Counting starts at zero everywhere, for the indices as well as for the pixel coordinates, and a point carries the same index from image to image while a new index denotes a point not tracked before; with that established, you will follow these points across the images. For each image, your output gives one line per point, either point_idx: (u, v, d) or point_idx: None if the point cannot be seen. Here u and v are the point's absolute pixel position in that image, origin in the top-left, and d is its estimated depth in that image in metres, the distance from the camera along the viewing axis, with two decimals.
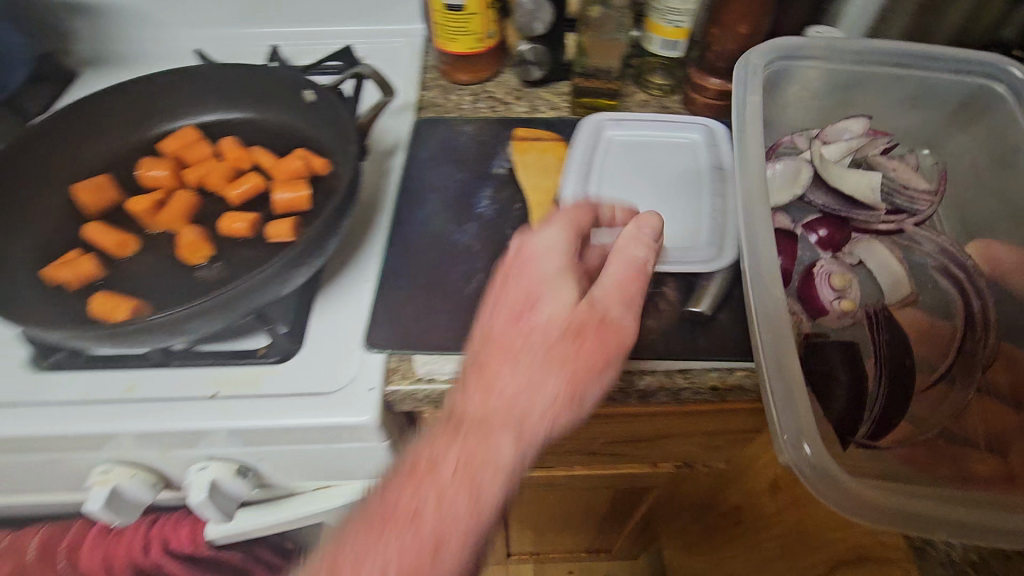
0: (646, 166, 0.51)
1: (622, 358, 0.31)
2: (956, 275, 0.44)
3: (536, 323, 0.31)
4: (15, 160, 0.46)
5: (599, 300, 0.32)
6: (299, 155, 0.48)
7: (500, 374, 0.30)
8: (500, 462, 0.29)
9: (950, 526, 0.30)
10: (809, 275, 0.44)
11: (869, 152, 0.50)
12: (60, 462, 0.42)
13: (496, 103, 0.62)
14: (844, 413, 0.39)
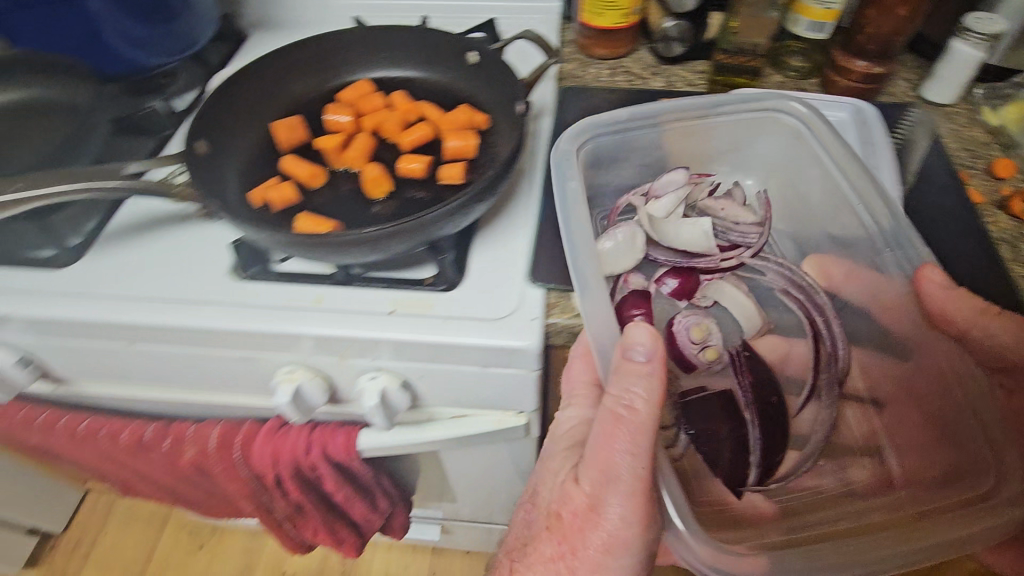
0: (791, 140, 0.53)
1: (596, 538, 0.39)
2: (797, 297, 0.49)
3: (566, 504, 0.41)
4: (226, 97, 0.52)
5: (604, 471, 0.38)
6: (468, 111, 0.53)
7: (557, 553, 0.41)
8: None
9: (873, 569, 0.36)
10: (670, 332, 0.47)
11: (700, 202, 0.51)
12: (255, 361, 0.48)
13: (633, 78, 0.64)
14: (733, 460, 0.44)
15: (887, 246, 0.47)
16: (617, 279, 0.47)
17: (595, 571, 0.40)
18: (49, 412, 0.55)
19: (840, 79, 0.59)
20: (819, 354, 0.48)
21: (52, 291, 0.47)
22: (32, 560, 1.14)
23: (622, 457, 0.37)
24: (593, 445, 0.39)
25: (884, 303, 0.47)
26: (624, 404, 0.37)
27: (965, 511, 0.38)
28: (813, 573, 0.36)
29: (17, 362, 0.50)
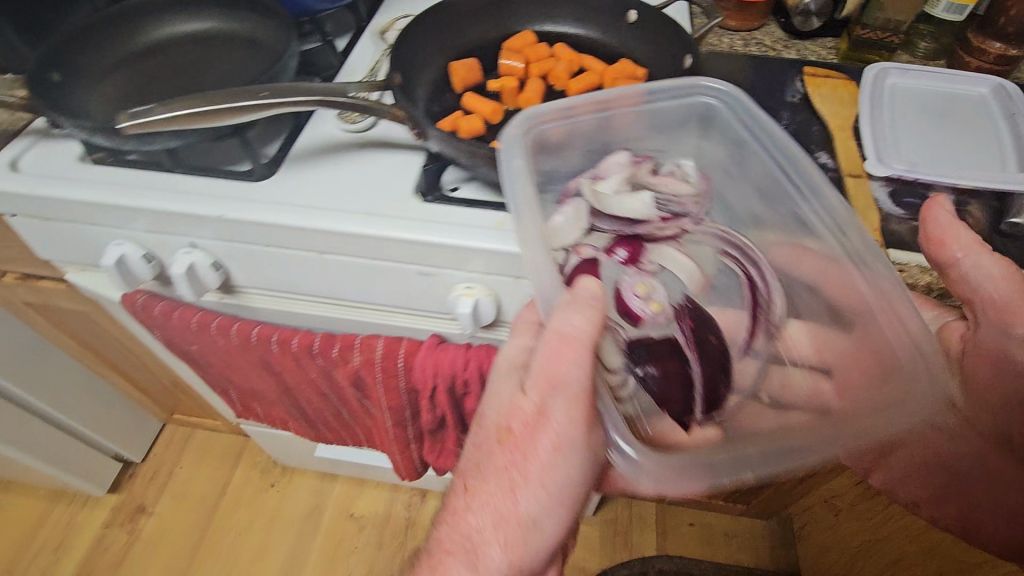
0: (936, 109, 0.56)
1: (552, 447, 0.40)
2: (733, 257, 0.49)
3: (516, 415, 0.41)
4: (408, 37, 0.56)
5: (552, 379, 0.39)
6: (630, 64, 0.56)
7: (508, 463, 0.41)
8: (483, 535, 0.42)
9: (811, 455, 0.37)
10: (615, 296, 0.46)
11: (643, 176, 0.49)
12: (434, 277, 0.52)
13: (766, 48, 0.66)
14: (678, 403, 0.44)
15: (805, 201, 0.46)
16: (569, 250, 0.46)
17: (547, 472, 0.40)
18: (221, 318, 0.60)
19: (973, 60, 0.62)
20: (753, 308, 0.48)
21: (256, 200, 0.52)
22: (115, 484, 1.20)
23: (570, 369, 0.39)
24: (539, 361, 0.40)
25: (810, 256, 0.47)
26: (565, 324, 0.38)
27: (893, 398, 0.39)
28: (742, 467, 0.37)
29: (212, 265, 0.55)
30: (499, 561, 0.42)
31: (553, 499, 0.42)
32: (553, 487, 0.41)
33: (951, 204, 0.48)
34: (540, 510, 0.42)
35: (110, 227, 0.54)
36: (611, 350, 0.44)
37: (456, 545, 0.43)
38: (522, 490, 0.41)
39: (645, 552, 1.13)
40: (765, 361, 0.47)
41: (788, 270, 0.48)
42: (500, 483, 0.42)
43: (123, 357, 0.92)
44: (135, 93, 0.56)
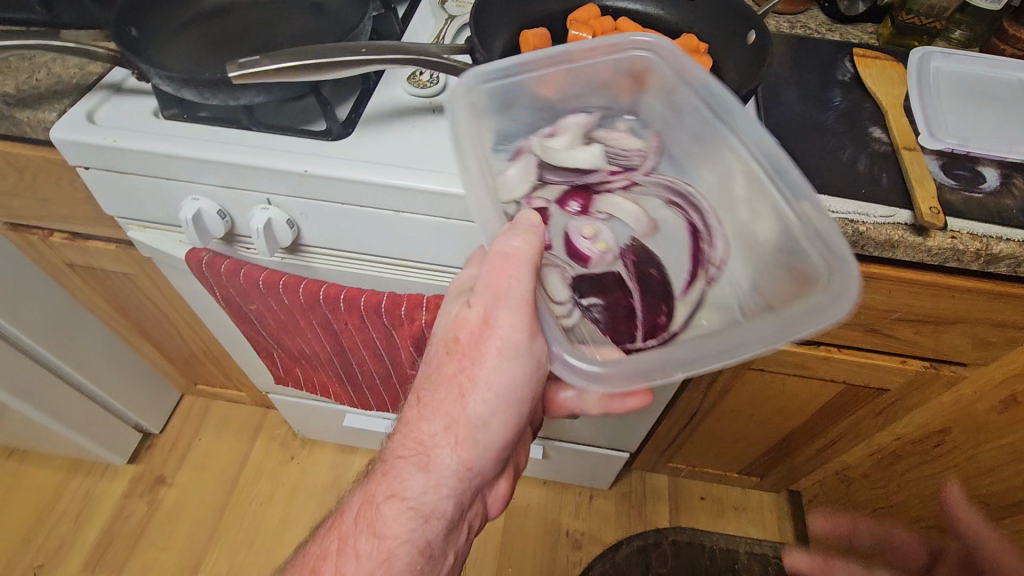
0: (976, 91, 0.59)
1: (494, 355, 0.42)
2: (678, 198, 0.47)
3: (462, 327, 0.43)
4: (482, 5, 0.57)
5: (495, 291, 0.41)
6: (694, 39, 0.58)
7: (456, 369, 0.44)
8: (427, 436, 0.45)
9: (721, 353, 0.38)
10: (564, 238, 0.47)
11: (598, 132, 0.49)
12: None
13: (812, 31, 0.69)
14: (621, 321, 0.45)
15: (731, 131, 0.45)
16: (522, 198, 0.47)
17: (492, 376, 0.43)
18: (288, 277, 0.61)
19: (1007, 48, 0.65)
20: (696, 258, 0.45)
21: (337, 157, 0.52)
22: (134, 455, 1.19)
23: (512, 280, 0.41)
24: (483, 276, 0.42)
25: (746, 185, 0.45)
26: (505, 245, 0.40)
27: (814, 301, 0.39)
28: (669, 366, 0.38)
29: (287, 222, 0.56)
30: (450, 461, 0.45)
31: (499, 404, 0.44)
32: (494, 395, 0.43)
33: (998, 177, 0.52)
34: (484, 415, 0.44)
35: (186, 181, 0.55)
36: (557, 286, 0.46)
37: (408, 450, 0.46)
38: (470, 392, 0.43)
39: (658, 524, 1.16)
40: (701, 299, 0.44)
41: (728, 200, 0.46)
42: (448, 390, 0.44)
43: (156, 323, 0.92)
44: (208, 51, 0.57)
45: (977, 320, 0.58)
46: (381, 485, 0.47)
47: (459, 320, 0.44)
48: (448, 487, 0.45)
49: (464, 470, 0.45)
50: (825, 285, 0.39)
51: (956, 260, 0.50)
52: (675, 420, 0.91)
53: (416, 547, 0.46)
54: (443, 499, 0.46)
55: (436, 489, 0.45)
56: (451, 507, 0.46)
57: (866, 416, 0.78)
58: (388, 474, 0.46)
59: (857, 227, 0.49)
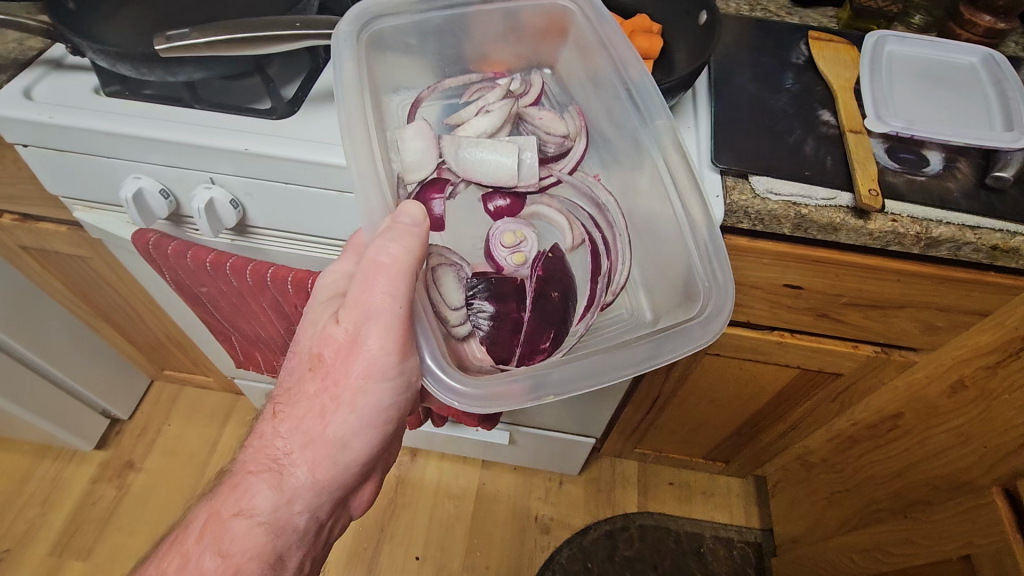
0: (929, 75, 0.59)
1: (360, 377, 0.46)
2: (594, 198, 0.51)
3: (327, 343, 0.46)
4: None
5: (366, 309, 0.43)
6: (646, 18, 0.57)
7: (320, 387, 0.47)
8: (278, 454, 0.48)
9: (597, 375, 0.44)
10: (484, 241, 0.50)
11: (525, 111, 0.53)
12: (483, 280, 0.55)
13: (771, 13, 0.68)
14: (509, 336, 0.47)
15: (661, 161, 0.49)
16: (432, 171, 0.49)
17: (357, 396, 0.46)
18: (235, 259, 0.60)
19: (964, 32, 0.65)
20: (595, 266, 0.50)
21: (280, 135, 0.51)
22: (102, 440, 1.19)
23: (385, 295, 0.43)
24: (356, 289, 0.44)
25: (653, 181, 0.50)
26: (382, 253, 0.42)
27: (685, 322, 0.46)
28: (543, 389, 0.43)
29: (231, 202, 0.55)
30: (304, 481, 0.48)
31: (361, 425, 0.48)
32: (361, 410, 0.47)
33: (942, 160, 0.52)
34: (346, 433, 0.48)
35: (124, 158, 0.53)
36: (454, 290, 0.48)
37: (261, 465, 0.48)
38: (333, 412, 0.47)
39: (627, 509, 1.17)
40: (590, 301, 0.49)
41: (641, 215, 0.51)
42: (311, 412, 0.47)
43: (116, 307, 0.91)
44: (150, 25, 0.55)
45: (922, 304, 0.59)
46: (230, 501, 0.48)
47: (326, 335, 0.46)
48: (301, 504, 0.48)
49: (323, 487, 0.49)
50: (705, 312, 0.45)
51: (898, 242, 0.50)
52: (639, 405, 0.91)
53: (262, 558, 0.47)
54: (297, 514, 0.48)
55: (289, 505, 0.48)
56: (305, 521, 0.49)
57: (821, 400, 0.80)
58: (237, 489, 0.48)
59: (799, 210, 0.50)
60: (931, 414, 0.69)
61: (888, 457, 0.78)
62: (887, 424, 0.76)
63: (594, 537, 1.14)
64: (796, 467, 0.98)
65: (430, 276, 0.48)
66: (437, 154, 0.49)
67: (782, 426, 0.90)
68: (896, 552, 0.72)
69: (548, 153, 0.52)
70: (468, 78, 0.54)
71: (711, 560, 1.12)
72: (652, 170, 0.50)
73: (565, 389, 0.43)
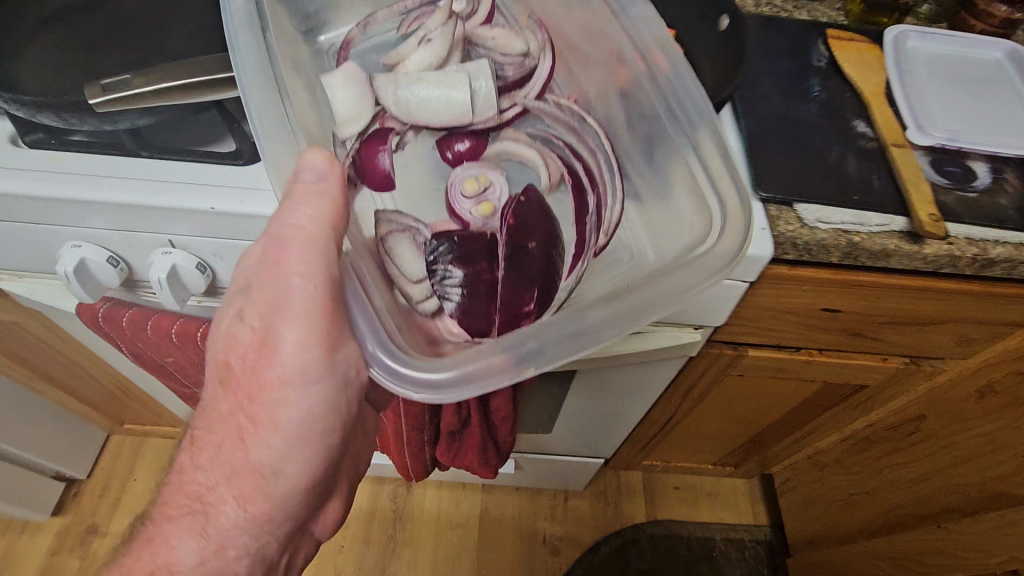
0: (956, 74, 0.55)
1: (280, 382, 0.40)
2: (571, 122, 0.47)
3: (233, 350, 0.40)
4: None
5: (277, 297, 0.38)
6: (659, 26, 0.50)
7: (233, 408, 0.41)
8: (194, 500, 0.42)
9: (589, 336, 0.37)
10: (444, 199, 0.46)
11: (471, 36, 0.48)
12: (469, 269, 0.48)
13: (779, 8, 0.62)
14: (483, 305, 0.40)
15: (655, 83, 0.46)
16: (373, 121, 0.45)
17: (276, 408, 0.40)
18: (206, 326, 0.52)
19: (978, 24, 0.62)
20: (579, 208, 0.45)
21: (254, 187, 0.43)
22: (58, 505, 1.07)
23: (300, 275, 0.37)
24: (268, 273, 0.39)
25: (631, 100, 0.47)
26: (291, 221, 0.37)
27: (705, 261, 0.40)
28: (529, 360, 0.36)
29: (198, 266, 0.46)
30: (234, 518, 0.42)
31: (289, 442, 0.41)
32: (284, 420, 0.41)
33: (989, 172, 0.48)
34: (274, 450, 0.41)
35: (61, 225, 0.44)
36: (411, 259, 0.42)
37: (182, 507, 0.42)
38: (251, 435, 0.41)
39: (636, 519, 1.14)
40: (579, 252, 0.43)
41: (630, 144, 0.48)
42: (224, 441, 0.41)
43: (64, 367, 0.80)
44: (72, 57, 0.46)
45: (960, 318, 0.56)
46: (146, 558, 0.42)
47: (232, 341, 0.41)
48: (233, 548, 0.43)
49: (261, 523, 0.43)
50: (723, 245, 0.40)
51: (951, 264, 0.46)
52: (652, 425, 0.87)
53: None
54: (232, 561, 0.43)
55: (218, 553, 0.42)
56: (244, 569, 0.43)
57: (834, 408, 0.78)
58: (157, 542, 0.42)
59: (852, 238, 0.45)
60: (956, 419, 0.68)
61: (912, 464, 0.76)
62: (911, 432, 0.75)
63: (606, 553, 1.11)
64: (807, 467, 0.97)
65: (381, 248, 0.43)
66: (373, 101, 0.45)
67: (795, 432, 0.88)
68: (933, 562, 0.71)
69: (509, 79, 0.48)
70: (403, 9, 0.50)
71: (724, 564, 1.11)
72: (632, 85, 0.47)
73: (555, 355, 0.37)
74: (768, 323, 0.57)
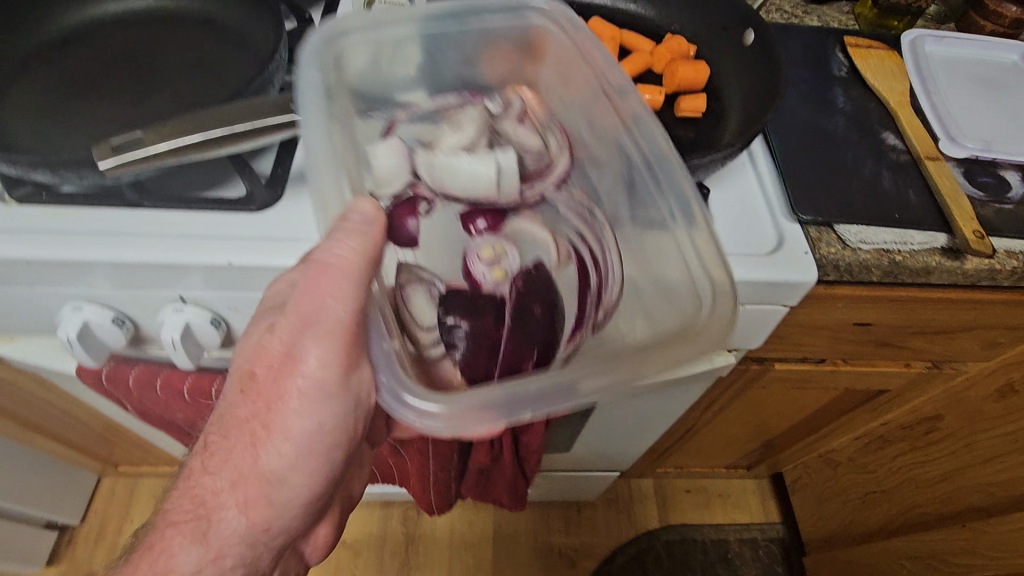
0: (977, 79, 0.55)
1: (301, 396, 0.36)
2: (580, 214, 0.43)
3: (258, 359, 0.36)
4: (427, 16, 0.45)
5: (307, 315, 0.35)
6: (681, 41, 0.49)
7: (249, 413, 0.36)
8: (194, 503, 0.36)
9: (589, 376, 0.34)
10: (460, 261, 0.41)
11: (502, 126, 0.44)
12: None
13: (789, 14, 0.61)
14: (486, 360, 0.38)
15: (656, 183, 0.40)
16: (406, 188, 0.41)
17: (292, 420, 0.36)
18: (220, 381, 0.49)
19: (987, 23, 0.61)
20: (581, 296, 0.41)
21: (274, 237, 0.40)
22: (53, 554, 1.02)
23: (337, 293, 0.34)
24: (299, 290, 0.35)
25: (639, 201, 0.41)
26: (330, 253, 0.34)
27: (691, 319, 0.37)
28: (517, 408, 0.33)
29: (212, 321, 0.43)
30: (235, 527, 0.36)
31: (300, 455, 0.37)
32: (295, 438, 0.36)
33: (1023, 181, 0.48)
34: (281, 468, 0.37)
35: (62, 285, 0.40)
36: (427, 309, 0.40)
37: (184, 511, 0.36)
38: (264, 444, 0.36)
39: (650, 526, 1.13)
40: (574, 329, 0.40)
41: (636, 235, 0.41)
42: (229, 457, 0.36)
43: (55, 417, 0.75)
44: (60, 100, 0.42)
45: (988, 325, 0.55)
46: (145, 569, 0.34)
47: (253, 353, 0.36)
48: (231, 559, 0.36)
49: (259, 532, 0.37)
50: (716, 310, 0.36)
51: (993, 277, 0.45)
52: (670, 435, 0.86)
53: None
54: (228, 573, 0.36)
55: (215, 564, 0.36)
56: None
57: (853, 410, 0.78)
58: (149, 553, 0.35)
59: (893, 257, 0.44)
60: (976, 419, 0.68)
61: (933, 464, 0.76)
62: (929, 434, 0.75)
63: (622, 562, 1.10)
64: (819, 466, 0.97)
65: (399, 296, 0.39)
66: (410, 172, 0.41)
67: (810, 432, 0.88)
68: (959, 562, 0.72)
69: (528, 168, 0.43)
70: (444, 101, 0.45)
71: (740, 565, 1.11)
72: (639, 187, 0.41)
73: (561, 400, 0.33)
74: (800, 339, 0.56)
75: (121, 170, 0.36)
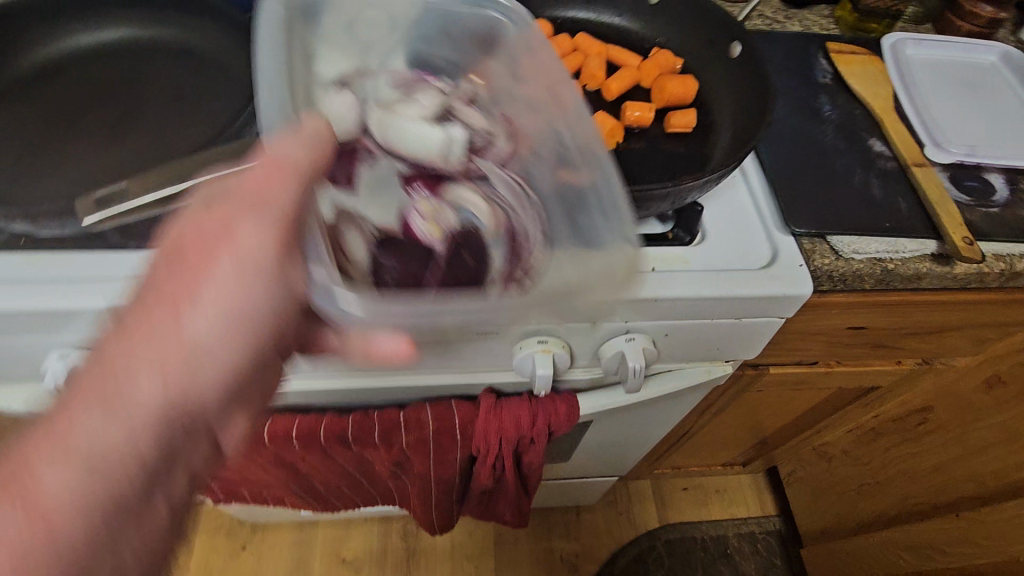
0: (958, 81, 0.56)
1: (237, 276, 0.31)
2: (511, 190, 0.40)
3: (193, 231, 0.30)
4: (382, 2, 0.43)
5: (258, 199, 0.31)
6: (668, 56, 0.50)
7: (177, 281, 0.30)
8: (83, 408, 0.27)
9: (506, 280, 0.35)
10: (399, 216, 0.37)
11: (456, 105, 0.41)
12: (500, 336, 0.43)
13: (771, 20, 0.61)
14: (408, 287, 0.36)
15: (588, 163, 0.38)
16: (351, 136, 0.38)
17: (226, 293, 0.31)
18: None
19: (964, 23, 0.62)
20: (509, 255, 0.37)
21: None
22: None
23: (289, 189, 0.31)
24: (250, 173, 0.31)
25: (571, 175, 0.39)
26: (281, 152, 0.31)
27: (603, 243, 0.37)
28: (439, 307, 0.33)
29: None
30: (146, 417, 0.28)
31: (224, 349, 0.31)
32: (200, 343, 0.30)
33: (1006, 184, 0.49)
34: (175, 383, 0.30)
35: (45, 335, 0.39)
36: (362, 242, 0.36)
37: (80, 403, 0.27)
38: (190, 309, 0.30)
39: (649, 527, 1.14)
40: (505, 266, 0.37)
41: (565, 204, 0.39)
42: (141, 324, 0.29)
43: None
44: (33, 143, 0.40)
45: (977, 323, 0.56)
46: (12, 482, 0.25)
47: (188, 219, 0.31)
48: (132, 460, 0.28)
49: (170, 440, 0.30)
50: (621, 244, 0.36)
51: (982, 279, 0.46)
52: (668, 438, 0.87)
53: None
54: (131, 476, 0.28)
55: (119, 447, 0.27)
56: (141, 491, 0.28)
57: (845, 406, 0.79)
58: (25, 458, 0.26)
59: (886, 265, 0.45)
60: (967, 411, 0.69)
61: (927, 456, 0.77)
62: (921, 427, 0.76)
63: (624, 564, 1.10)
64: (812, 459, 0.98)
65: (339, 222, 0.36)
66: (357, 123, 0.38)
67: (803, 428, 0.88)
68: (955, 550, 0.73)
69: (473, 142, 0.40)
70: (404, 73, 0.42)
71: (740, 559, 1.13)
72: (574, 168, 0.39)
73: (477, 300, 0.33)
74: (796, 344, 0.56)
75: (106, 223, 0.37)
